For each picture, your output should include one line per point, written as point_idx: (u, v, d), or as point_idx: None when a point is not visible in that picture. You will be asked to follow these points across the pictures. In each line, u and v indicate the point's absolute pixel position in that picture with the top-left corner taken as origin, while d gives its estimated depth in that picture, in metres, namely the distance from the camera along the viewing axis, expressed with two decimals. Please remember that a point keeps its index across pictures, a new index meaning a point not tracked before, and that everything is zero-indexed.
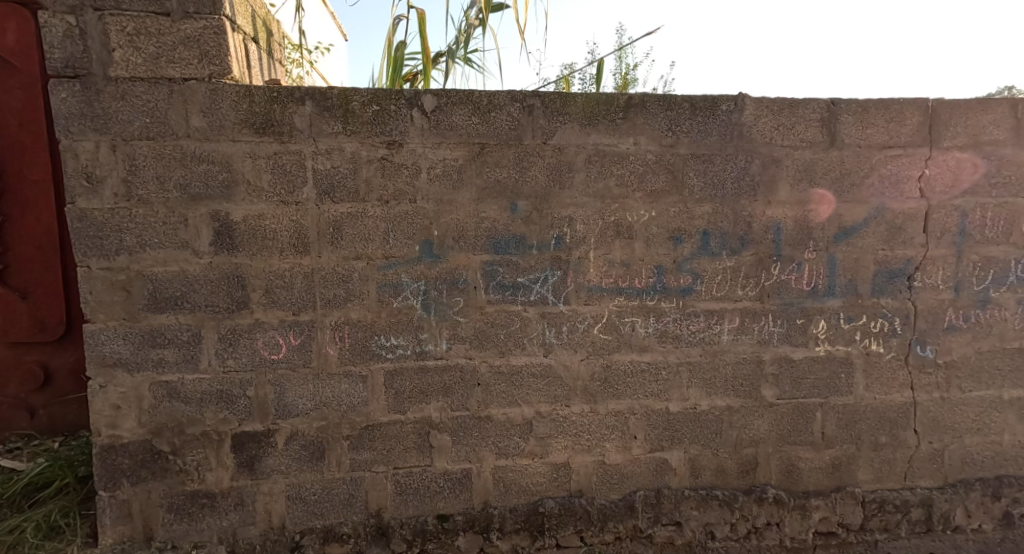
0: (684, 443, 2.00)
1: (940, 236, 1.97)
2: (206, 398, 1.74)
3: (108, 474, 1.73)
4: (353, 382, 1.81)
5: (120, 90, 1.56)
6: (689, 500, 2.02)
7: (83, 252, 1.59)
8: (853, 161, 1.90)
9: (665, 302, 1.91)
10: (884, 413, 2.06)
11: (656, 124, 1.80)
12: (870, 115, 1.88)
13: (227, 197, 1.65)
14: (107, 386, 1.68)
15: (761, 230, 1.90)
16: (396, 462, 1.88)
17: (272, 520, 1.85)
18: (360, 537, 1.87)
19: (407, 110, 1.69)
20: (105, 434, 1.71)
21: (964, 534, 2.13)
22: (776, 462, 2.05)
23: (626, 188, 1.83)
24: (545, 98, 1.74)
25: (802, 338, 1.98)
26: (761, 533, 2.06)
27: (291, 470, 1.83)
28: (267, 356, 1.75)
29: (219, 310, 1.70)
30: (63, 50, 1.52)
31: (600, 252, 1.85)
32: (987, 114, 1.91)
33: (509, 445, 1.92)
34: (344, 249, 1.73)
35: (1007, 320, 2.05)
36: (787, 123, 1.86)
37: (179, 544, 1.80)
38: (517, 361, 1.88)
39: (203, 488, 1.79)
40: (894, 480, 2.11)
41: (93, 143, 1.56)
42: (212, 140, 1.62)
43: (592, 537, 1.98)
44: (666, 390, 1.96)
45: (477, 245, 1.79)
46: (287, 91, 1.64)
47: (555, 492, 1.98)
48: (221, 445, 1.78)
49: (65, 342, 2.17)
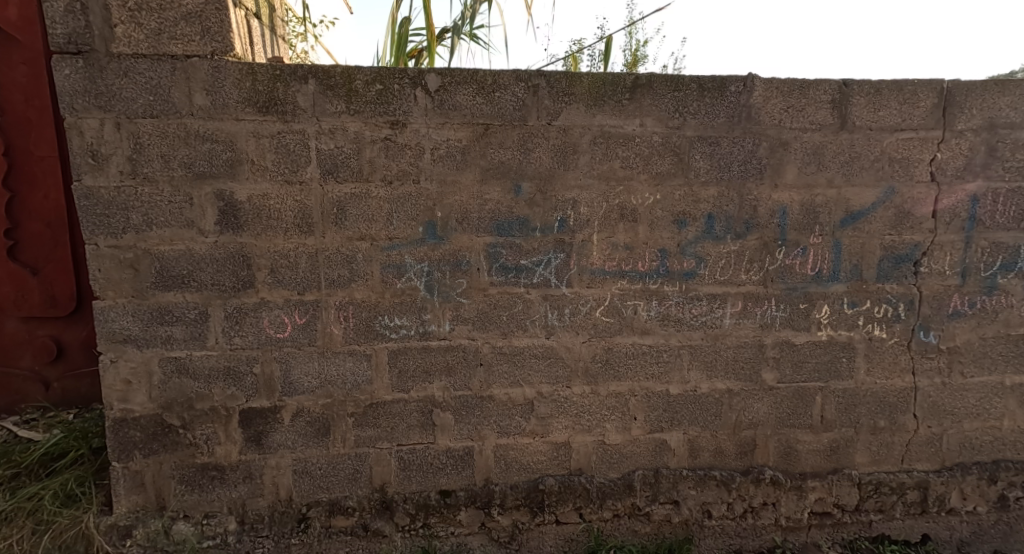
0: (684, 425, 2.02)
1: (949, 221, 1.95)
2: (214, 375, 1.78)
3: (122, 446, 1.78)
4: (357, 361, 1.83)
5: (123, 67, 1.55)
6: (687, 479, 2.05)
7: (92, 230, 1.61)
8: (863, 145, 1.87)
9: (668, 286, 1.91)
10: (884, 397, 2.07)
11: (663, 106, 1.77)
12: (883, 96, 1.84)
13: (231, 176, 1.65)
14: (118, 361, 1.72)
15: (766, 213, 1.89)
16: (399, 439, 1.92)
17: (279, 493, 1.90)
18: (365, 509, 1.94)
19: (410, 90, 1.67)
20: (117, 408, 1.75)
21: (958, 515, 2.17)
22: (775, 444, 2.07)
23: (631, 170, 1.81)
24: (550, 78, 1.71)
25: (804, 323, 1.98)
26: (757, 513, 2.11)
27: (297, 445, 1.87)
28: (273, 335, 1.78)
29: (226, 288, 1.72)
30: (65, 26, 1.50)
31: (604, 235, 1.85)
32: (1004, 96, 1.86)
33: (510, 424, 1.95)
34: (348, 230, 1.73)
35: (1013, 306, 2.03)
36: (797, 105, 1.82)
37: (190, 513, 1.87)
38: (519, 343, 1.89)
39: (213, 461, 1.85)
40: (891, 463, 2.13)
41: (98, 120, 1.57)
42: (216, 118, 1.61)
43: (592, 513, 2.03)
44: (667, 373, 1.98)
45: (480, 227, 1.79)
46: (290, 69, 1.62)
47: (555, 470, 2.02)
48: (229, 420, 1.82)
49: (77, 316, 2.22)
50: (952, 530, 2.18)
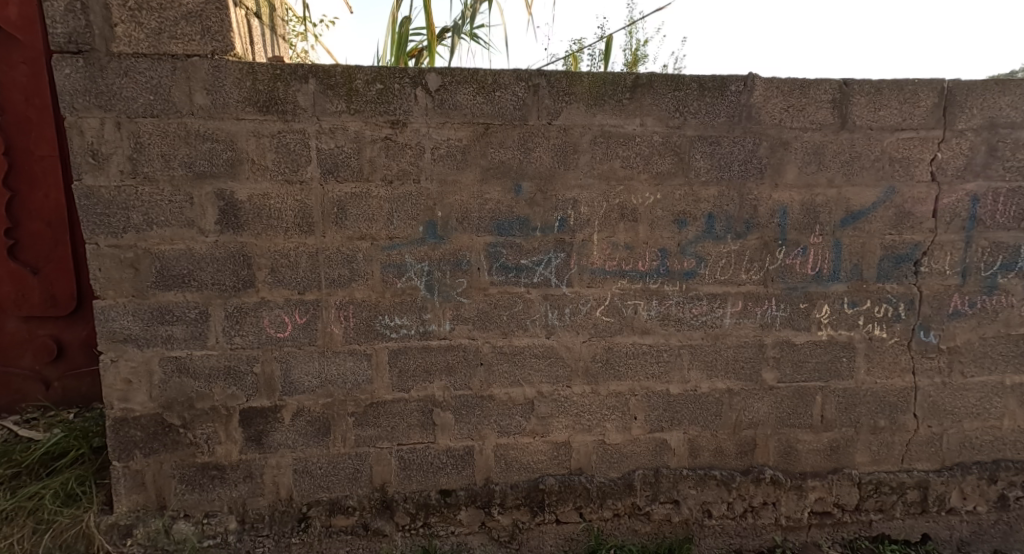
0: (684, 424, 2.03)
1: (949, 221, 1.95)
2: (214, 374, 1.78)
3: (122, 445, 1.79)
4: (357, 360, 1.83)
5: (123, 66, 1.55)
6: (687, 479, 2.05)
7: (92, 229, 1.61)
8: (864, 145, 1.87)
9: (668, 286, 1.91)
10: (885, 397, 2.07)
11: (663, 105, 1.77)
12: (883, 96, 1.84)
13: (231, 176, 1.65)
14: (118, 361, 1.72)
15: (767, 213, 1.89)
16: (400, 438, 1.92)
17: (279, 492, 1.90)
18: (366, 509, 1.94)
19: (411, 89, 1.67)
20: (117, 407, 1.75)
21: (958, 515, 2.17)
22: (775, 444, 2.07)
23: (631, 170, 1.81)
24: (550, 77, 1.71)
25: (804, 323, 1.98)
26: (757, 512, 2.11)
27: (297, 445, 1.87)
28: (273, 335, 1.78)
29: (226, 288, 1.72)
30: (66, 25, 1.50)
31: (604, 235, 1.85)
32: (1004, 96, 1.86)
33: (510, 424, 1.95)
34: (349, 230, 1.73)
35: (1014, 306, 2.03)
36: (798, 105, 1.82)
37: (191, 513, 1.87)
38: (520, 342, 1.89)
39: (213, 460, 1.85)
40: (891, 463, 2.14)
41: (98, 120, 1.57)
42: (216, 118, 1.61)
43: (592, 513, 2.03)
44: (667, 373, 1.98)
45: (480, 226, 1.79)
46: (290, 69, 1.62)
47: (555, 470, 2.02)
48: (229, 420, 1.82)
49: (77, 316, 2.22)
50: (952, 530, 2.18)
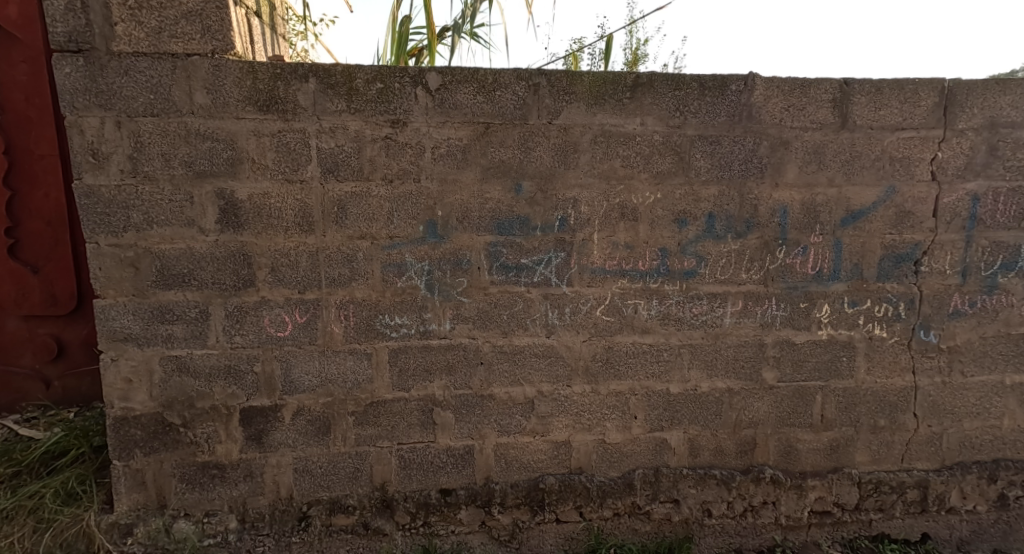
0: (684, 424, 2.03)
1: (949, 220, 1.95)
2: (214, 374, 1.78)
3: (122, 444, 1.79)
4: (358, 360, 1.83)
5: (123, 65, 1.55)
6: (687, 478, 2.05)
7: (92, 228, 1.61)
8: (864, 144, 1.87)
9: (668, 285, 1.91)
10: (885, 396, 2.07)
11: (664, 105, 1.77)
12: (884, 96, 1.84)
13: (232, 175, 1.65)
14: (118, 360, 1.72)
15: (767, 213, 1.88)
16: (400, 438, 1.92)
17: (280, 491, 1.90)
18: (366, 508, 1.94)
19: (411, 88, 1.67)
20: (118, 406, 1.75)
21: (958, 514, 2.17)
22: (775, 443, 2.08)
23: (631, 169, 1.81)
24: (550, 77, 1.71)
25: (804, 322, 1.98)
26: (758, 512, 2.11)
27: (298, 444, 1.87)
28: (274, 334, 1.78)
29: (226, 287, 1.72)
30: (66, 24, 1.50)
31: (604, 235, 1.85)
32: (1005, 95, 1.86)
33: (511, 423, 1.95)
34: (349, 229, 1.73)
35: (1014, 305, 2.03)
36: (798, 104, 1.82)
37: (191, 512, 1.87)
38: (520, 342, 1.89)
39: (213, 460, 1.85)
40: (891, 462, 2.14)
41: (99, 119, 1.57)
42: (216, 117, 1.61)
43: (592, 512, 2.04)
44: (667, 372, 1.98)
45: (481, 225, 1.79)
46: (290, 68, 1.62)
47: (555, 469, 2.02)
48: (229, 419, 1.82)
49: (77, 315, 2.22)
50: (952, 529, 2.18)
